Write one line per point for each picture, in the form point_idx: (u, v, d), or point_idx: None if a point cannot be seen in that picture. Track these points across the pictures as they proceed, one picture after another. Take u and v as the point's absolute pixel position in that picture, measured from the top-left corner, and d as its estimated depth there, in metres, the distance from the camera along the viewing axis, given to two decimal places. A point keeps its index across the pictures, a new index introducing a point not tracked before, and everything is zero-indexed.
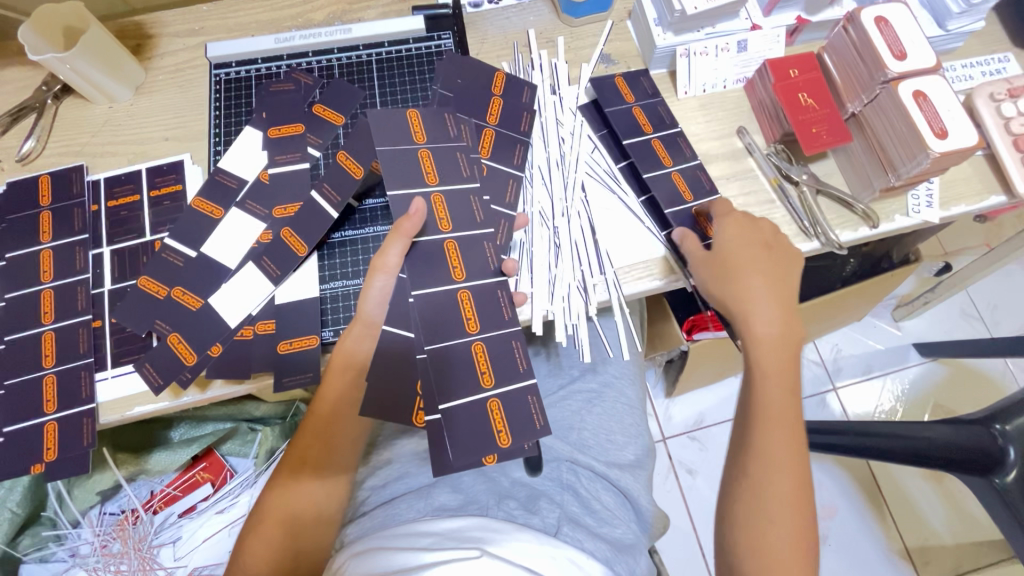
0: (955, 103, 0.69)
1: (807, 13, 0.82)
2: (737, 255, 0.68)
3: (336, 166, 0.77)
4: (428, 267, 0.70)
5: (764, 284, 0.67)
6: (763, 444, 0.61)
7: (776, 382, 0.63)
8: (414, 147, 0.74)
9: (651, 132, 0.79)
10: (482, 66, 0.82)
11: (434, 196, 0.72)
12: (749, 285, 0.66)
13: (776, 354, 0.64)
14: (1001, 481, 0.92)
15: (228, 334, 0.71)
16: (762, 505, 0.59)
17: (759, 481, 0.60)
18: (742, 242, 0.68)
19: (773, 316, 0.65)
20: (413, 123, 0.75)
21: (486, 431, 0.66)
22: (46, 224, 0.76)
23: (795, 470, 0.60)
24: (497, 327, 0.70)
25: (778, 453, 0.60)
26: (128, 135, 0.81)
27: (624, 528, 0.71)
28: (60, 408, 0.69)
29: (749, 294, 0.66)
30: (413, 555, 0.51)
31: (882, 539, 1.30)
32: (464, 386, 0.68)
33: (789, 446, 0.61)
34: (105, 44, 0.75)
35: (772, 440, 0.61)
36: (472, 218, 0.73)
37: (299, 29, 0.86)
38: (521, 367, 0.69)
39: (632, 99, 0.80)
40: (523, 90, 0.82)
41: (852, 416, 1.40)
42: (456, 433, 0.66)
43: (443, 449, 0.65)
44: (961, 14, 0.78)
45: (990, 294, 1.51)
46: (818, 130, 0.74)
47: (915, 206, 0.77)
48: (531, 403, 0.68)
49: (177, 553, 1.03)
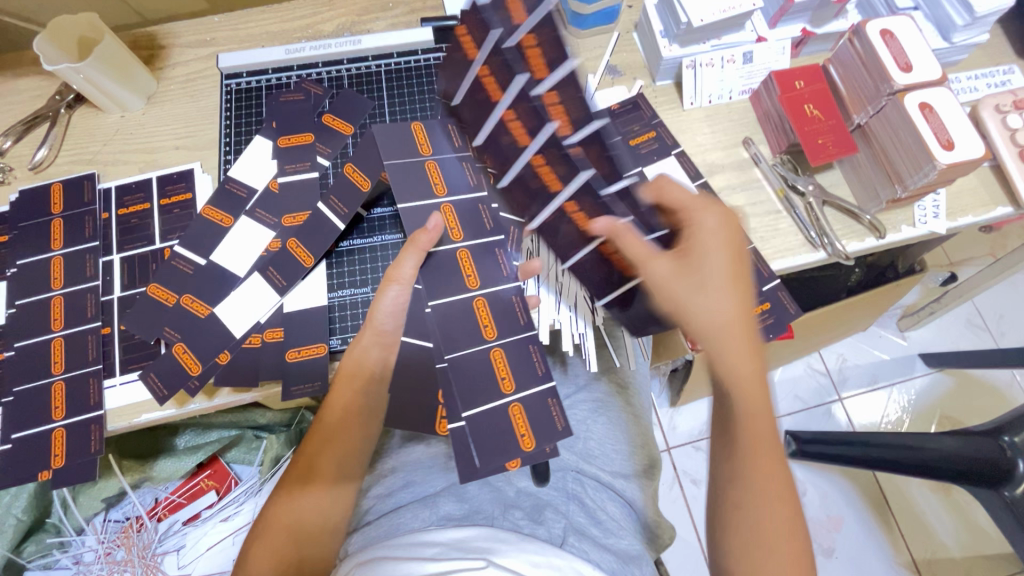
0: (960, 116, 0.70)
1: (812, 26, 0.82)
2: (701, 273, 0.64)
3: (344, 178, 0.77)
4: (443, 277, 0.70)
5: (733, 311, 0.64)
6: (754, 479, 0.59)
7: (754, 419, 0.62)
8: (420, 158, 0.75)
9: (529, 146, 0.60)
10: None
11: (444, 206, 0.73)
12: (715, 310, 0.63)
13: (754, 385, 0.63)
14: (1009, 493, 0.92)
15: (235, 342, 0.71)
16: (761, 540, 0.57)
17: (756, 517, 0.58)
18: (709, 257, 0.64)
19: (737, 347, 0.63)
20: (418, 134, 0.76)
21: (509, 437, 0.67)
22: (57, 232, 0.77)
23: (786, 505, 0.59)
24: (515, 333, 0.71)
25: (768, 486, 0.59)
26: (139, 144, 0.82)
27: (629, 539, 0.70)
28: (68, 415, 0.69)
29: (720, 318, 0.63)
30: (420, 565, 0.51)
31: (889, 552, 1.28)
32: (477, 394, 0.68)
33: (778, 477, 0.60)
34: (117, 54, 0.76)
35: (760, 476, 0.60)
36: (482, 226, 0.74)
37: (308, 40, 0.87)
38: (540, 372, 0.70)
39: (500, 95, 0.60)
40: None
41: (858, 427, 1.39)
42: (476, 440, 0.67)
43: (468, 455, 0.66)
44: (966, 27, 0.78)
45: (995, 305, 1.50)
46: (824, 141, 0.74)
47: (921, 217, 0.77)
48: (552, 407, 0.69)
49: (181, 560, 1.04)
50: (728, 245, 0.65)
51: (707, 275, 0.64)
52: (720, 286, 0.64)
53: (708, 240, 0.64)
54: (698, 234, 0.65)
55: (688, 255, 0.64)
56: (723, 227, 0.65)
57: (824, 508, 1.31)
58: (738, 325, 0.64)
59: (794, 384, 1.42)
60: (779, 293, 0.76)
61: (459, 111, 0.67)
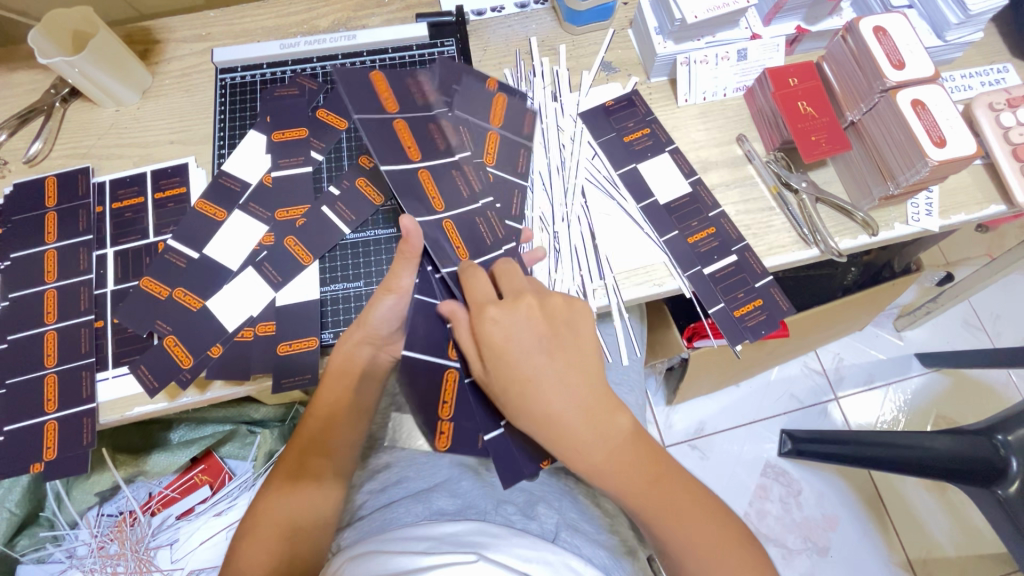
0: (954, 113, 0.70)
1: (807, 23, 0.83)
2: (532, 369, 0.57)
3: (355, 189, 0.78)
4: (442, 259, 0.69)
5: (572, 400, 0.57)
6: (675, 545, 0.57)
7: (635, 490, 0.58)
8: (389, 116, 0.74)
9: (442, 210, 0.72)
10: (483, 68, 0.82)
11: (446, 223, 0.72)
12: (559, 407, 0.57)
13: (622, 458, 0.58)
14: (1003, 492, 0.91)
15: (228, 335, 0.71)
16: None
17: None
18: (529, 346, 0.58)
19: (590, 433, 0.57)
20: (403, 137, 0.74)
21: (533, 443, 0.71)
22: (52, 225, 0.77)
23: (719, 537, 0.58)
24: None
25: (689, 540, 0.57)
26: (134, 138, 0.82)
27: (623, 535, 0.71)
28: (61, 407, 0.69)
29: (560, 417, 0.57)
30: (411, 558, 0.51)
31: (884, 551, 1.29)
32: (494, 405, 0.71)
33: (699, 526, 0.58)
34: (113, 48, 0.76)
35: (684, 541, 0.57)
36: (484, 241, 0.73)
37: (304, 35, 0.87)
38: None
39: (418, 158, 0.73)
40: (522, 94, 0.82)
41: (854, 426, 1.39)
42: (504, 448, 0.70)
43: (511, 459, 0.69)
44: (960, 25, 0.79)
45: (991, 305, 1.50)
46: (817, 138, 0.75)
47: (914, 215, 0.77)
48: None
49: (174, 555, 1.03)
50: (541, 326, 0.59)
51: (532, 383, 0.57)
52: (547, 389, 0.57)
53: (507, 343, 0.58)
54: (497, 341, 0.58)
55: (507, 363, 0.57)
56: (515, 319, 0.58)
57: (819, 507, 1.31)
58: (575, 415, 0.57)
59: (790, 383, 1.42)
60: (772, 290, 0.76)
61: (413, 133, 0.74)
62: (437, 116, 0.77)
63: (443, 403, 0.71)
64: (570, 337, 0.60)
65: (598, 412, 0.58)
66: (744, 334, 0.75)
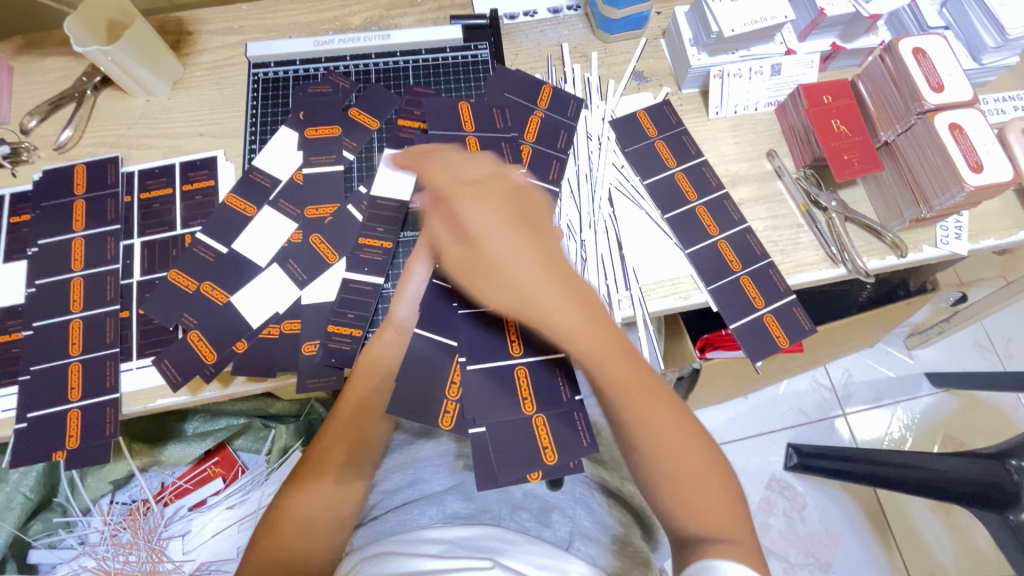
0: (990, 138, 0.69)
1: (843, 40, 0.82)
2: (493, 245, 0.59)
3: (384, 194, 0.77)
4: None
5: (537, 267, 0.59)
6: (633, 419, 0.57)
7: (600, 357, 0.58)
8: (462, 133, 0.77)
9: None
10: (530, 79, 0.83)
11: None
12: (519, 270, 0.59)
13: (591, 332, 0.59)
14: (1015, 518, 0.90)
15: (252, 331, 0.71)
16: (671, 460, 0.56)
17: (665, 469, 0.55)
18: (495, 219, 0.60)
19: (560, 298, 0.59)
20: (471, 147, 0.76)
21: (530, 447, 0.66)
22: (79, 213, 0.77)
23: (673, 423, 0.57)
24: (543, 352, 0.70)
25: (655, 427, 0.57)
26: (164, 129, 0.82)
27: (639, 544, 0.69)
28: (85, 396, 0.69)
29: (525, 282, 0.58)
30: (423, 561, 0.51)
31: (887, 568, 1.28)
32: (493, 407, 0.67)
33: (657, 405, 0.58)
34: (147, 39, 0.77)
35: (642, 408, 0.57)
36: None
37: (336, 33, 0.87)
38: (564, 397, 0.69)
39: None
40: (568, 105, 0.82)
41: (861, 443, 1.39)
42: (496, 448, 0.65)
43: (488, 462, 0.65)
44: (997, 49, 0.78)
45: (1004, 328, 1.50)
46: (849, 157, 0.74)
47: (943, 238, 0.77)
48: (577, 420, 0.68)
49: (185, 546, 1.02)
50: (509, 214, 0.61)
51: (507, 256, 0.59)
52: (519, 257, 0.59)
53: (486, 219, 0.60)
54: (471, 217, 0.60)
55: (482, 241, 0.60)
56: (489, 199, 0.61)
57: (822, 522, 1.31)
58: (545, 281, 0.59)
59: (798, 398, 1.42)
60: (793, 309, 0.74)
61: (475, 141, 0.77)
62: (513, 138, 0.79)
63: (452, 383, 0.69)
64: (537, 226, 0.62)
65: (572, 276, 0.61)
66: (767, 347, 0.73)
